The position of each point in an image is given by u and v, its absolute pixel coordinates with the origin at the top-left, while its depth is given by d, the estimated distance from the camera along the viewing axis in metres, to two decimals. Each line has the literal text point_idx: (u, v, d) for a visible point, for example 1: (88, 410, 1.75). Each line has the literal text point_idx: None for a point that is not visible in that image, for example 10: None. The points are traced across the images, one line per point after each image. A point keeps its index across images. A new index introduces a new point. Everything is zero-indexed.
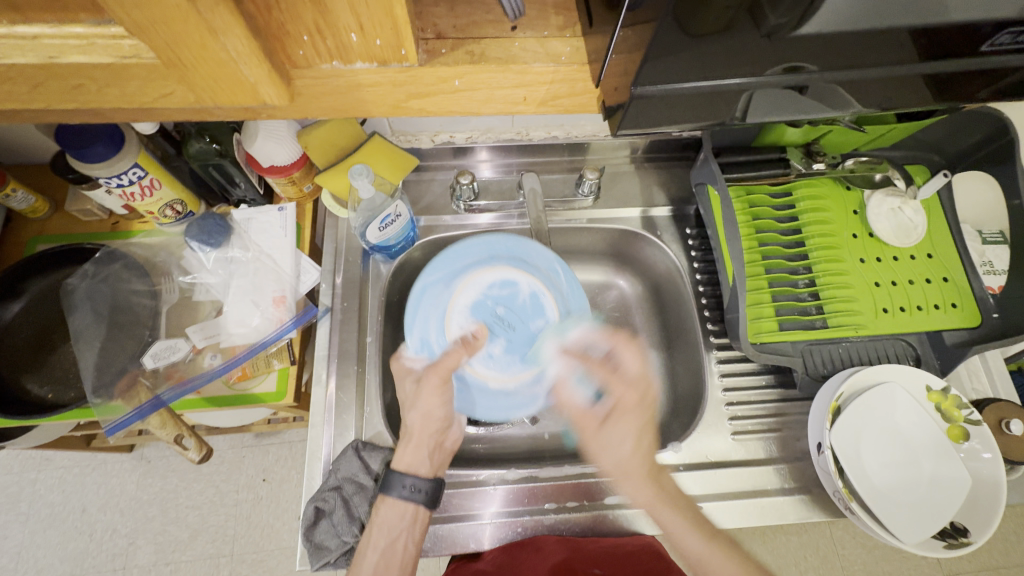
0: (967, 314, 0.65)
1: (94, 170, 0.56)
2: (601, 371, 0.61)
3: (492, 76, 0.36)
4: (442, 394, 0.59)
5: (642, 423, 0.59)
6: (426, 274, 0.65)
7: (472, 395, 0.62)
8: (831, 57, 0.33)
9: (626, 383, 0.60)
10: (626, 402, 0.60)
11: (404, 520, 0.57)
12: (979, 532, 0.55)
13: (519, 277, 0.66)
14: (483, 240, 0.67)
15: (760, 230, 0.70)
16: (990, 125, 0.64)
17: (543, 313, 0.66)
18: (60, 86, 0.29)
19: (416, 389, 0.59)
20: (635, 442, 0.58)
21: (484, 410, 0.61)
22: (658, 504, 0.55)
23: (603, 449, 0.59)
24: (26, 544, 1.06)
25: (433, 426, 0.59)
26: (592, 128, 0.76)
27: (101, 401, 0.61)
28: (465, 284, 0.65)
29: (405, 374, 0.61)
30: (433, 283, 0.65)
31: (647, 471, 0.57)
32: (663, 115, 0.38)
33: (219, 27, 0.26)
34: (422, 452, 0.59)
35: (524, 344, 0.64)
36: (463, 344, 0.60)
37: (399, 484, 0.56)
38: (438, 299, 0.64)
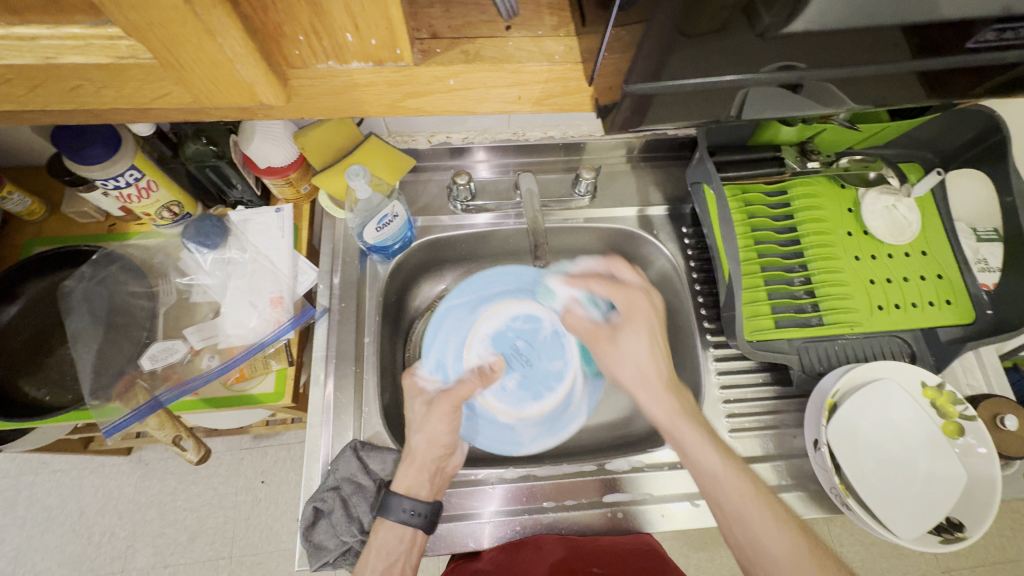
0: (961, 310, 0.66)
1: (92, 172, 0.56)
2: (606, 287, 0.64)
3: (488, 75, 0.36)
4: (451, 421, 0.63)
5: (650, 331, 0.62)
6: (451, 298, 0.75)
7: (477, 424, 0.69)
8: (823, 55, 0.33)
9: (631, 291, 0.63)
10: (631, 309, 0.62)
11: (403, 543, 0.57)
12: (974, 527, 0.56)
13: (542, 317, 0.75)
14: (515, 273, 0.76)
15: (756, 228, 0.71)
16: (983, 123, 0.64)
17: (562, 354, 0.74)
18: (58, 87, 0.30)
19: (426, 413, 0.64)
20: (646, 348, 0.61)
21: (485, 439, 0.68)
22: (676, 416, 0.57)
23: (618, 360, 0.62)
24: (24, 548, 1.05)
25: (434, 453, 0.60)
26: (588, 128, 0.76)
27: (99, 403, 0.61)
28: (487, 314, 0.75)
29: (416, 393, 0.66)
30: (457, 306, 0.75)
31: (665, 382, 0.60)
32: (658, 113, 0.38)
33: (217, 29, 0.26)
34: (423, 475, 0.58)
35: (538, 381, 0.72)
36: (477, 375, 0.70)
37: (398, 506, 0.56)
38: (460, 325, 0.74)
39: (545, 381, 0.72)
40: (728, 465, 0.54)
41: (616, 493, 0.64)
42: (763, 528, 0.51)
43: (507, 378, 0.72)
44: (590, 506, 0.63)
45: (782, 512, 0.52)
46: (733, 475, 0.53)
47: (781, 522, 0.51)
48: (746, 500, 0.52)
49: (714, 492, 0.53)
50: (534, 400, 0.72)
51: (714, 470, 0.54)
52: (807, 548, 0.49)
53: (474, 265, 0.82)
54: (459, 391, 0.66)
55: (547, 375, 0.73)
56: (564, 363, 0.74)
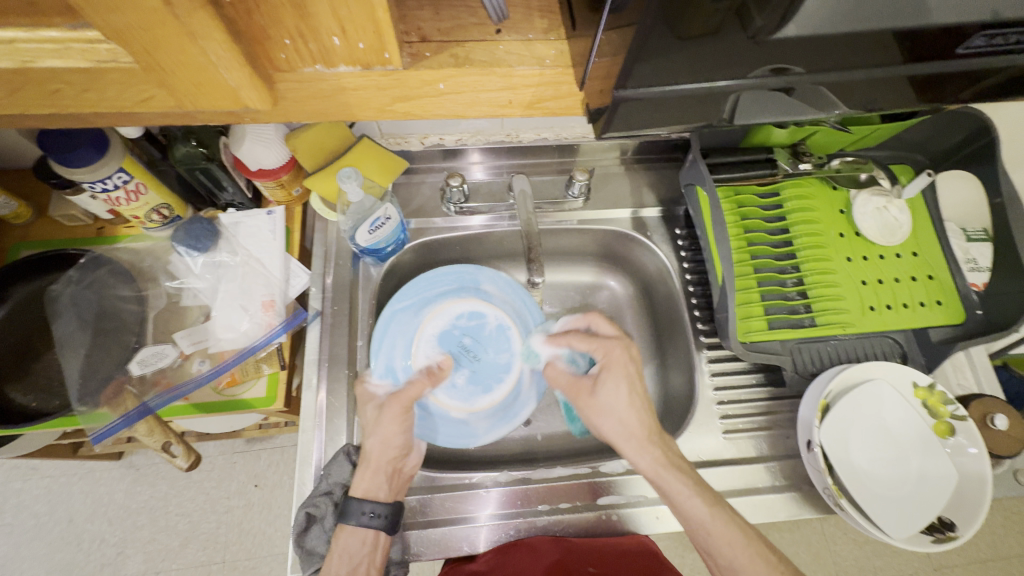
0: (951, 311, 0.66)
1: (78, 174, 0.55)
2: (584, 340, 0.62)
3: (477, 79, 0.36)
4: (404, 422, 0.59)
5: (631, 380, 0.59)
6: (395, 302, 0.69)
7: (433, 421, 0.65)
8: (814, 59, 0.33)
9: (609, 343, 0.60)
10: (611, 359, 0.59)
11: (365, 546, 0.55)
12: (965, 526, 0.56)
13: (486, 310, 0.71)
14: (458, 270, 0.72)
15: (749, 230, 0.71)
16: (972, 125, 0.65)
17: (508, 345, 0.70)
18: (38, 90, 0.29)
19: (378, 416, 0.59)
20: (628, 401, 0.58)
21: (444, 436, 0.64)
22: (662, 469, 0.55)
23: (599, 414, 0.59)
24: (12, 555, 1.04)
25: (390, 455, 0.57)
26: (581, 130, 0.76)
27: (86, 409, 0.60)
28: (433, 314, 0.70)
29: (367, 399, 0.61)
30: (402, 310, 0.69)
31: (650, 434, 0.57)
32: (651, 117, 0.38)
33: (199, 32, 0.25)
34: (380, 478, 0.56)
35: (486, 375, 0.69)
36: (427, 374, 0.63)
37: (357, 511, 0.54)
38: (406, 327, 0.69)
39: (493, 373, 0.69)
40: (717, 516, 0.54)
41: (611, 496, 0.64)
42: (755, 574, 0.52)
43: (457, 375, 0.68)
44: (585, 508, 0.63)
45: (775, 556, 0.53)
46: (724, 528, 0.53)
47: (774, 562, 0.53)
48: (739, 552, 0.53)
49: (705, 541, 0.54)
50: (485, 393, 0.68)
51: (704, 526, 0.54)
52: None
53: None
54: (408, 392, 0.60)
55: (496, 367, 0.69)
56: (511, 355, 0.70)
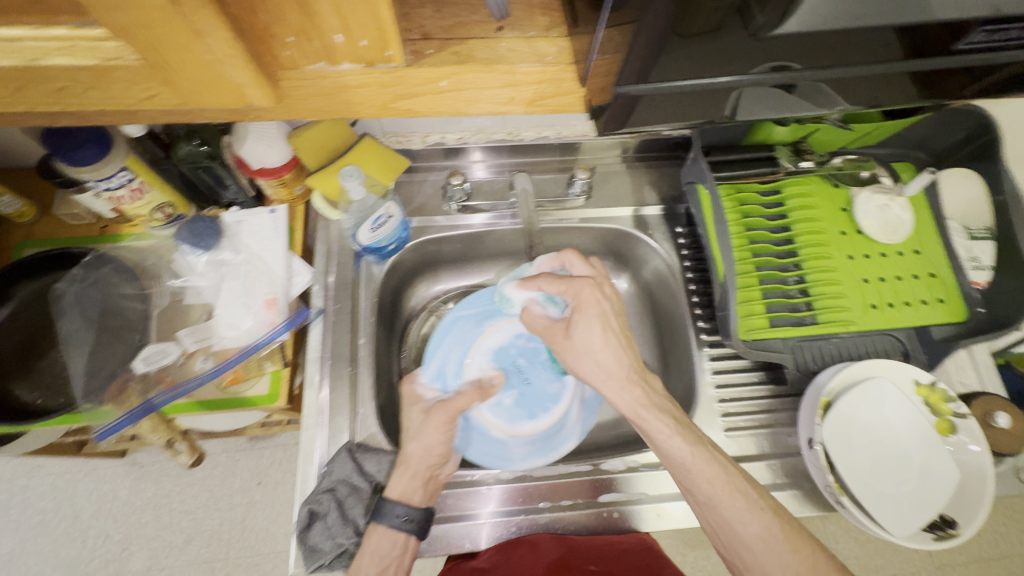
0: (953, 309, 0.66)
1: (82, 174, 0.56)
2: (554, 281, 0.59)
3: (479, 76, 0.36)
4: (446, 432, 0.60)
5: (606, 317, 0.57)
6: (462, 309, 0.72)
7: (471, 436, 0.66)
8: (815, 56, 0.33)
9: (577, 280, 0.57)
10: (582, 298, 0.57)
11: (394, 548, 0.56)
12: (966, 523, 0.56)
13: (547, 336, 0.72)
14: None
15: (750, 228, 0.71)
16: (974, 123, 0.65)
17: (561, 376, 0.70)
18: (43, 88, 0.29)
19: (422, 421, 0.61)
20: (603, 338, 0.56)
21: (476, 452, 0.64)
22: (640, 407, 0.55)
23: (577, 356, 0.58)
24: (17, 552, 1.05)
25: (429, 461, 0.58)
26: (582, 128, 0.76)
27: (91, 406, 0.61)
28: (494, 328, 0.72)
29: (413, 401, 0.65)
30: (465, 316, 0.72)
31: (630, 375, 0.56)
32: (652, 114, 0.38)
33: (204, 29, 0.26)
34: (416, 482, 0.57)
35: (534, 401, 0.69)
36: (478, 388, 0.65)
37: (391, 513, 0.55)
38: (465, 336, 0.71)
39: (540, 401, 0.69)
40: (698, 454, 0.52)
41: (612, 493, 0.64)
42: (735, 513, 0.51)
43: (505, 392, 0.69)
44: (587, 505, 0.64)
45: (755, 492, 0.52)
46: (705, 467, 0.52)
47: (755, 502, 0.51)
48: (720, 493, 0.51)
49: (687, 482, 0.53)
50: (529, 419, 0.68)
51: (684, 464, 0.53)
52: (777, 526, 0.50)
53: (469, 265, 0.82)
54: (457, 403, 0.62)
55: (545, 395, 0.69)
56: (562, 385, 0.70)
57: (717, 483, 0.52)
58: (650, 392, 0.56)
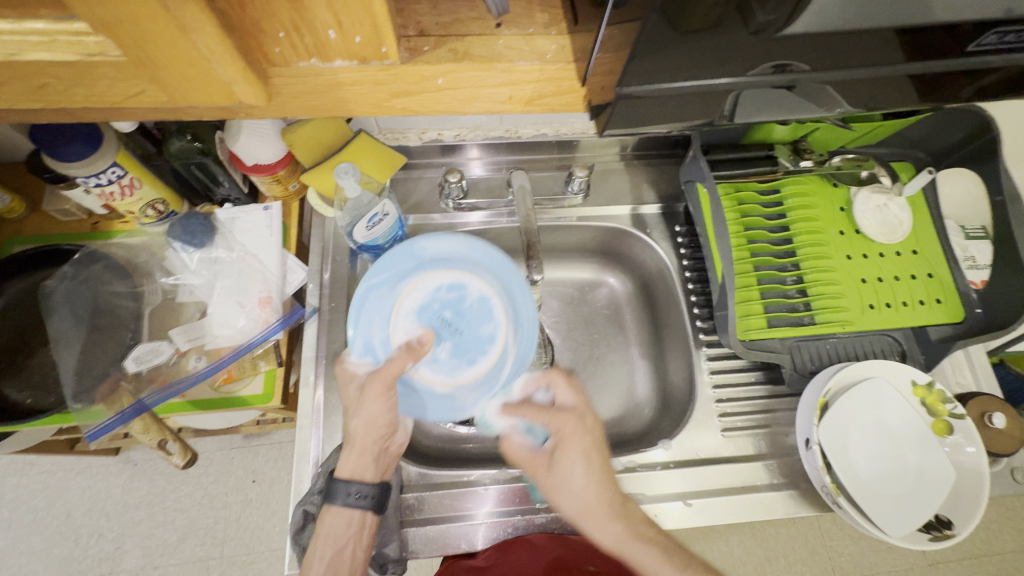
0: (951, 309, 0.66)
1: (71, 169, 0.54)
2: (537, 411, 0.58)
3: (477, 74, 0.35)
4: (387, 402, 0.54)
5: (590, 449, 0.57)
6: (370, 277, 0.61)
7: (420, 399, 0.58)
8: (817, 55, 0.33)
9: (563, 414, 0.58)
10: (566, 432, 0.58)
11: (352, 525, 0.55)
12: (962, 524, 0.57)
13: (468, 279, 0.61)
14: (437, 241, 0.62)
15: (749, 227, 0.70)
16: (973, 122, 0.64)
17: (493, 316, 0.60)
18: (26, 85, 0.28)
19: (359, 396, 0.56)
20: (586, 472, 0.56)
21: (434, 412, 0.57)
22: (627, 540, 0.54)
23: (557, 492, 0.57)
24: (9, 550, 1.04)
25: (376, 434, 0.55)
26: (581, 126, 0.76)
27: (82, 406, 0.60)
28: (411, 286, 0.61)
29: (348, 379, 0.58)
30: (376, 285, 0.60)
31: (612, 505, 0.55)
32: (652, 112, 0.37)
33: (190, 25, 0.25)
34: (365, 458, 0.55)
35: (471, 348, 0.59)
36: (407, 349, 0.55)
37: (343, 492, 0.53)
38: (382, 303, 0.60)
39: (478, 346, 0.59)
40: None
41: None
42: None
43: (436, 349, 0.59)
44: None
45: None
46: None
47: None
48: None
49: None
50: (470, 367, 0.59)
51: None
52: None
53: None
54: (390, 370, 0.54)
55: (479, 339, 0.60)
56: (496, 324, 0.60)
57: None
58: (636, 524, 0.55)
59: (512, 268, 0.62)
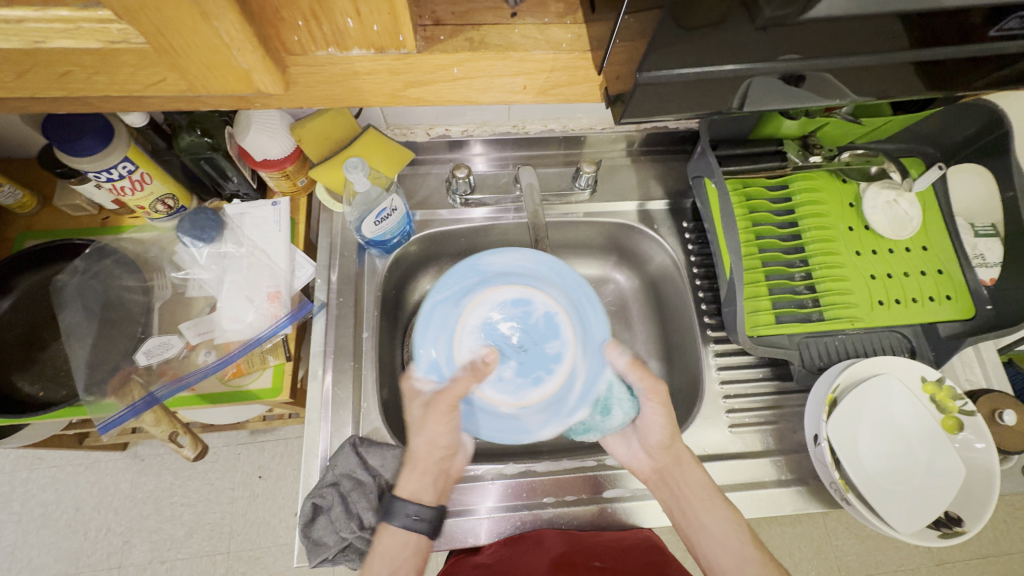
0: (961, 305, 0.66)
1: (83, 164, 0.55)
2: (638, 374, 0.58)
3: (492, 63, 0.35)
4: (450, 420, 0.56)
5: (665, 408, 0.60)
6: (433, 292, 0.61)
7: (477, 417, 0.57)
8: (834, 43, 0.33)
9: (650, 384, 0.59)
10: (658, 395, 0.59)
11: (407, 548, 0.55)
12: (973, 522, 0.56)
13: (533, 296, 0.63)
14: (503, 256, 0.63)
15: (757, 222, 0.70)
16: (986, 117, 0.64)
17: (559, 334, 0.61)
18: (48, 72, 0.29)
19: (422, 416, 0.57)
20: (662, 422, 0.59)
21: (488, 431, 0.56)
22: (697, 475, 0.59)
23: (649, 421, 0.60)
24: (19, 543, 1.05)
25: (437, 455, 0.57)
26: (588, 122, 0.75)
27: (94, 398, 0.60)
28: (474, 303, 0.62)
29: (412, 396, 0.58)
30: (440, 298, 0.61)
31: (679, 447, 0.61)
32: (666, 104, 0.37)
33: (212, 11, 0.25)
34: (426, 479, 0.56)
35: (536, 367, 0.60)
36: (470, 370, 0.57)
37: (402, 511, 0.54)
38: (446, 319, 0.60)
39: (543, 364, 0.60)
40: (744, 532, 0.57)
41: (617, 489, 0.64)
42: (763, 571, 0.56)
43: (502, 365, 0.59)
44: (590, 501, 0.63)
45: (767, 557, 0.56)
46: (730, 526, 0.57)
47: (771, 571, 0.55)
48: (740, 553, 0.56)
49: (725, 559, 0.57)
50: (535, 386, 0.59)
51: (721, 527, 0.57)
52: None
53: None
54: (453, 390, 0.55)
55: (546, 357, 0.60)
56: (563, 343, 0.61)
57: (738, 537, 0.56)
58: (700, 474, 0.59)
59: (579, 281, 0.62)
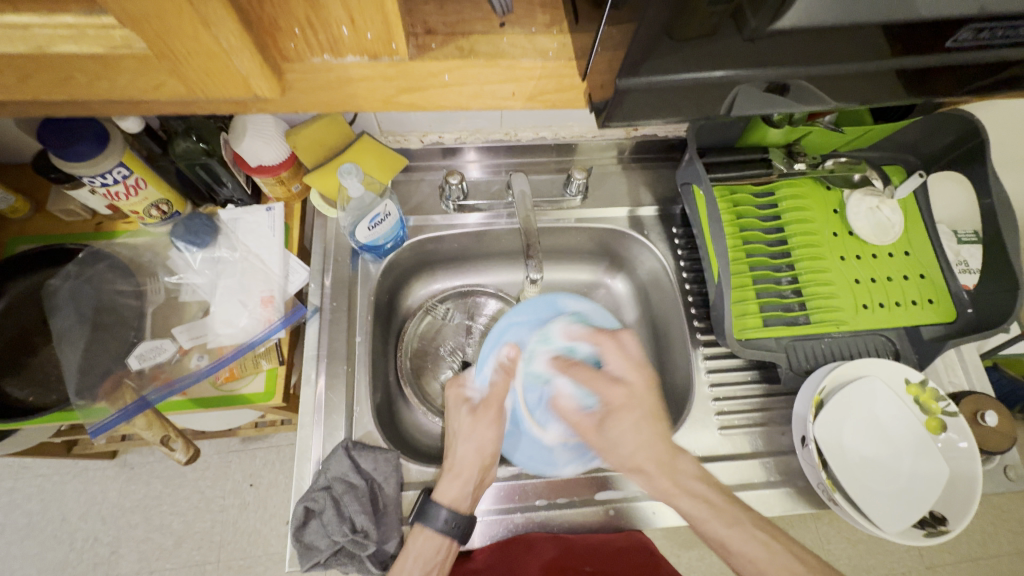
0: (942, 309, 0.67)
1: (77, 169, 0.55)
2: (587, 374, 0.61)
3: (482, 70, 0.37)
4: (494, 427, 0.63)
5: (641, 417, 0.58)
6: (513, 313, 0.67)
7: (520, 440, 0.64)
8: (810, 55, 0.34)
9: (612, 384, 0.59)
10: (614, 402, 0.59)
11: (438, 555, 0.57)
12: (956, 520, 0.57)
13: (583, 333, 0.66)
14: (579, 300, 0.67)
15: (744, 228, 0.72)
16: (962, 125, 0.66)
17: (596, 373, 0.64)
18: (50, 77, 0.29)
19: (469, 422, 0.63)
20: (637, 437, 0.57)
21: (521, 456, 0.64)
22: (673, 493, 0.55)
23: (607, 450, 0.59)
24: (4, 554, 1.03)
25: (481, 460, 0.61)
26: (579, 129, 0.77)
27: (84, 403, 0.60)
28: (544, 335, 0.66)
29: (458, 402, 0.66)
30: (519, 322, 0.67)
31: (659, 463, 0.57)
32: (652, 109, 0.38)
33: (212, 19, 0.26)
34: (466, 487, 0.59)
35: None
36: (503, 372, 0.65)
37: (438, 517, 0.57)
38: (519, 340, 0.67)
39: None
40: (739, 534, 0.52)
41: (609, 491, 0.64)
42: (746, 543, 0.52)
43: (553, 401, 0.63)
44: (584, 504, 0.63)
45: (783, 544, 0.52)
46: (729, 528, 0.53)
47: (800, 566, 0.50)
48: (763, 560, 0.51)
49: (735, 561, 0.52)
50: None
51: (722, 540, 0.53)
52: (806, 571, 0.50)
53: (466, 265, 0.83)
54: (494, 395, 0.65)
55: None
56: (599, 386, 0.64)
57: (751, 541, 0.52)
58: (686, 478, 0.56)
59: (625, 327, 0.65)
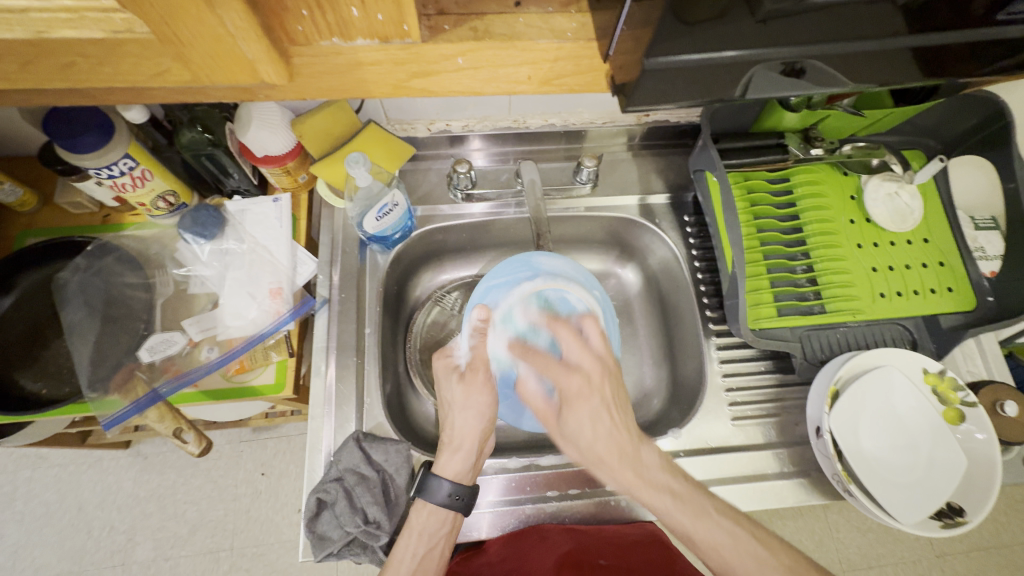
0: (962, 297, 0.66)
1: (84, 160, 0.55)
2: (544, 363, 0.57)
3: (496, 53, 0.35)
4: (488, 389, 0.60)
5: (599, 406, 0.54)
6: (490, 277, 0.69)
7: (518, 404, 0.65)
8: (834, 31, 0.33)
9: (567, 372, 0.55)
10: (570, 391, 0.54)
11: (443, 527, 0.57)
12: (974, 512, 0.56)
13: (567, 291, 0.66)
14: (555, 258, 0.68)
15: (759, 217, 0.70)
16: (985, 109, 0.64)
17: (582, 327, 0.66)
18: (53, 63, 0.28)
19: (461, 390, 0.60)
20: (594, 428, 0.53)
21: (528, 422, 0.65)
22: (636, 486, 0.53)
23: (568, 441, 0.55)
24: (23, 543, 1.05)
25: (477, 436, 0.59)
26: (589, 116, 0.75)
27: (97, 395, 0.60)
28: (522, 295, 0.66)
29: (446, 371, 0.62)
30: (496, 286, 0.68)
31: (624, 454, 0.53)
32: (669, 93, 0.36)
33: (217, 1, 0.25)
34: (469, 460, 0.59)
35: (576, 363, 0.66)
36: (480, 333, 0.63)
37: (439, 490, 0.56)
38: (497, 301, 0.67)
39: None
40: (723, 532, 0.50)
41: None
42: (727, 544, 0.50)
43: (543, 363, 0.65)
44: (593, 495, 0.63)
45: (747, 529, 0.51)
46: (693, 520, 0.51)
47: (761, 550, 0.49)
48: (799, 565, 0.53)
49: None
50: None
51: (688, 531, 0.51)
52: (769, 557, 0.49)
53: (474, 256, 0.82)
54: (479, 355, 0.61)
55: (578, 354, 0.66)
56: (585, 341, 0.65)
57: None
58: (650, 472, 0.53)
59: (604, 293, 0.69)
